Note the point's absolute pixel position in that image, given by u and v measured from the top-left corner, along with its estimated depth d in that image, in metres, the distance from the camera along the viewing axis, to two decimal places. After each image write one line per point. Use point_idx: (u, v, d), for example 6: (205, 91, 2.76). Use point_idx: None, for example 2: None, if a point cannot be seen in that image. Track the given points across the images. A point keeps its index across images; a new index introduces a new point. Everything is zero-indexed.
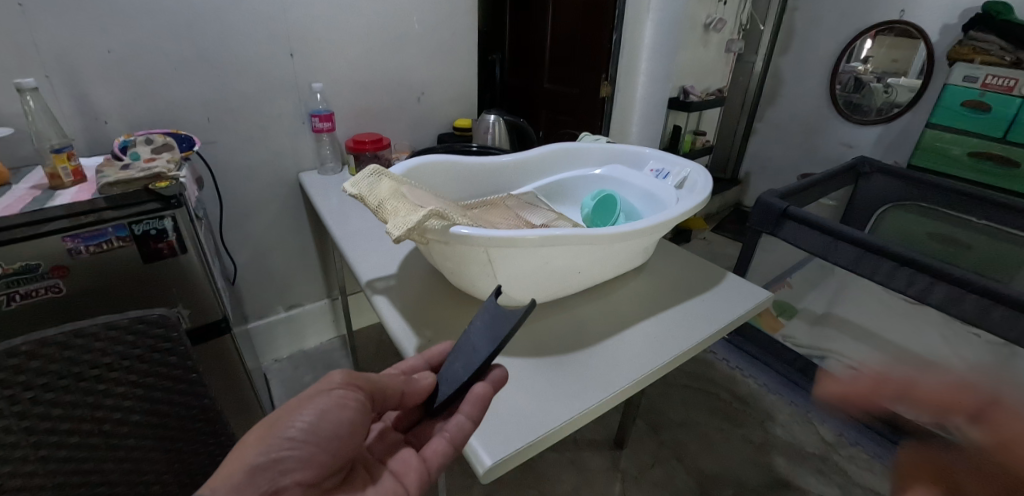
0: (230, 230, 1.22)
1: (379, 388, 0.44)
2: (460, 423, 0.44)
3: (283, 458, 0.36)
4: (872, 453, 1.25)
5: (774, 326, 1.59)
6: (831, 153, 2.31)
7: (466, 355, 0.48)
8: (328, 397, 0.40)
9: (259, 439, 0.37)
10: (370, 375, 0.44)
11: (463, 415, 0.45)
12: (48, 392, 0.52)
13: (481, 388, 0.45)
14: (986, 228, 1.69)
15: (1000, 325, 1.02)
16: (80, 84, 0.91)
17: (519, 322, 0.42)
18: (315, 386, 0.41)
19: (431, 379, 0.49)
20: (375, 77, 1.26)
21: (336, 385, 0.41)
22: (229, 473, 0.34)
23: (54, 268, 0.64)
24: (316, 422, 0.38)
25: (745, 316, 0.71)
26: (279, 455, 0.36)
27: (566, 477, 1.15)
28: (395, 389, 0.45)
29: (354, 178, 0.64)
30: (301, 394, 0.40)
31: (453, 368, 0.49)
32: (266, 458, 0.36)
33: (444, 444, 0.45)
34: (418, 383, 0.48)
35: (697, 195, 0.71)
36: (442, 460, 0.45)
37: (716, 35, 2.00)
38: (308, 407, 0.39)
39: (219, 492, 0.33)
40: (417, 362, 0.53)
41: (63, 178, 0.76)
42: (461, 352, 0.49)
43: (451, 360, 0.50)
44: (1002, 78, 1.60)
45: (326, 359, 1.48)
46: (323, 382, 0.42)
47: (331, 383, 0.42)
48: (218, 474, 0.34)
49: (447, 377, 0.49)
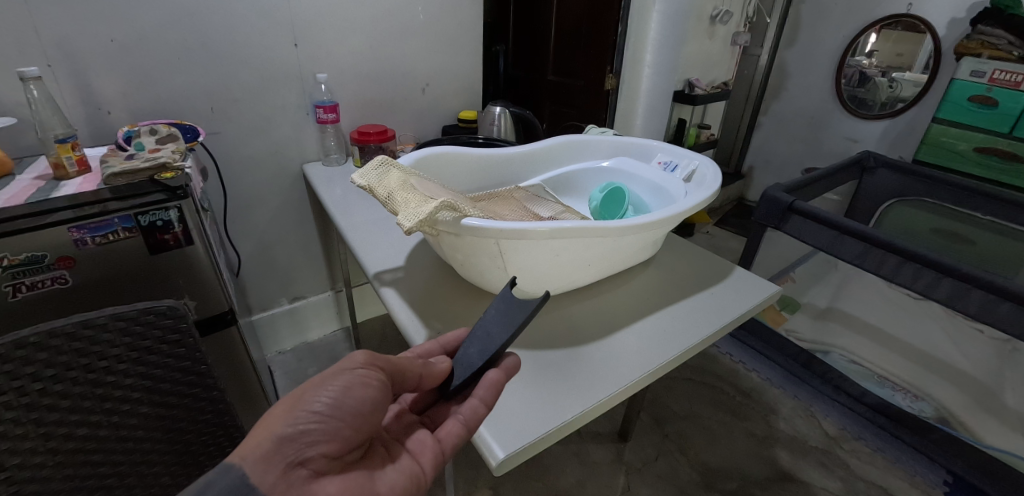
0: (235, 222, 1.21)
1: (398, 369, 0.44)
2: (474, 406, 0.45)
3: (309, 430, 0.36)
4: (875, 446, 1.26)
5: (777, 320, 1.58)
6: (835, 147, 2.31)
7: (481, 341, 0.49)
8: (350, 375, 0.40)
9: (286, 411, 0.37)
10: (390, 357, 0.44)
11: (477, 399, 0.45)
12: (56, 384, 0.52)
13: (494, 374, 0.46)
14: (990, 224, 1.69)
15: (1005, 320, 1.02)
16: (83, 73, 0.90)
17: (534, 311, 0.44)
18: (337, 364, 0.40)
19: (446, 364, 0.49)
20: (380, 68, 1.25)
21: (359, 365, 0.41)
22: (257, 443, 0.35)
23: (59, 259, 0.64)
24: (340, 398, 0.38)
25: (753, 311, 0.71)
26: (304, 428, 0.36)
27: (571, 469, 1.16)
28: (413, 371, 0.45)
29: (362, 169, 0.64)
30: (325, 369, 0.40)
31: (467, 354, 0.49)
32: (293, 430, 0.36)
33: (458, 427, 0.44)
34: (435, 366, 0.48)
35: (707, 189, 0.70)
36: (455, 442, 0.44)
37: (721, 27, 1.98)
38: (331, 383, 0.39)
39: (250, 460, 0.34)
40: (430, 347, 0.53)
41: (68, 168, 0.76)
42: (474, 338, 0.50)
43: (465, 345, 0.51)
44: (1009, 73, 1.59)
45: (330, 351, 1.49)
46: (345, 361, 0.41)
47: (353, 362, 0.41)
48: (247, 443, 0.35)
49: (461, 362, 0.49)
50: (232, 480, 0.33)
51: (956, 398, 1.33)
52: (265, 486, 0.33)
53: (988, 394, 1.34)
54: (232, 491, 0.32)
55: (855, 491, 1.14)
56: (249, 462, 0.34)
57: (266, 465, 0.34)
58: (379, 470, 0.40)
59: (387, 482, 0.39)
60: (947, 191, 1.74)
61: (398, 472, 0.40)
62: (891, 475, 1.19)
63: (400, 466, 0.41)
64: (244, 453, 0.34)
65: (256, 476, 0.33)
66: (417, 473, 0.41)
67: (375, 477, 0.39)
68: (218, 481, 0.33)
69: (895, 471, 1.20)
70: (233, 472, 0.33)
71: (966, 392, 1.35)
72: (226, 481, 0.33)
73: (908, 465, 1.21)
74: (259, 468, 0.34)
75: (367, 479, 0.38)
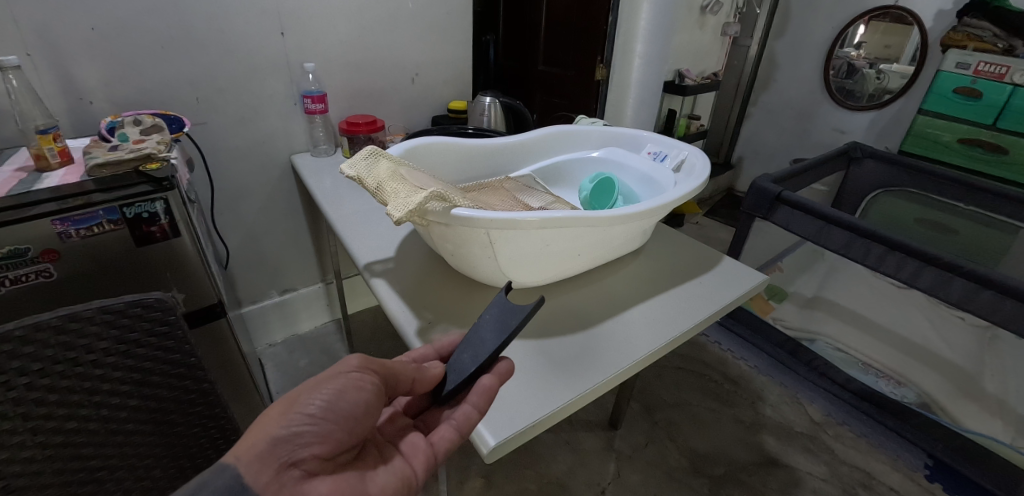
0: (222, 213, 1.20)
1: (393, 373, 0.44)
2: (467, 413, 0.45)
3: (302, 432, 0.37)
4: (859, 432, 1.29)
5: (765, 309, 1.61)
6: (823, 138, 2.33)
7: (474, 347, 0.48)
8: (344, 379, 0.41)
9: (281, 413, 0.37)
10: (384, 360, 0.44)
11: (470, 406, 0.45)
12: (42, 378, 0.51)
13: (488, 380, 0.46)
14: (973, 214, 1.73)
15: (986, 309, 1.04)
16: (64, 61, 0.88)
17: (530, 314, 0.45)
18: (332, 368, 0.41)
19: (440, 369, 0.49)
20: (368, 57, 1.24)
21: (353, 368, 0.42)
22: (253, 443, 0.35)
23: (43, 252, 0.63)
24: (333, 401, 0.39)
25: (740, 300, 0.72)
26: (299, 429, 0.37)
27: (561, 458, 1.17)
28: (406, 375, 0.45)
29: (351, 159, 0.63)
30: (321, 372, 0.40)
31: (460, 360, 0.49)
32: (287, 431, 0.36)
33: (451, 432, 0.45)
34: (428, 371, 0.48)
35: (695, 180, 0.71)
36: (447, 446, 0.45)
37: (712, 18, 1.98)
38: (326, 386, 0.39)
39: (245, 459, 0.34)
40: (425, 352, 0.53)
41: (50, 159, 0.74)
42: (468, 344, 0.49)
43: (459, 351, 0.50)
44: (994, 65, 1.62)
45: (321, 344, 1.48)
46: (341, 365, 0.42)
47: (348, 365, 0.42)
48: (243, 442, 0.35)
49: (454, 368, 0.48)
50: (227, 480, 0.33)
51: (938, 384, 1.37)
52: (259, 485, 0.34)
53: (968, 380, 1.37)
54: (228, 490, 0.32)
55: (839, 474, 1.17)
56: (244, 462, 0.34)
57: (261, 466, 0.35)
58: (372, 471, 0.41)
59: (378, 482, 0.40)
60: (931, 181, 1.77)
61: (391, 474, 0.41)
62: (874, 459, 1.22)
63: (392, 468, 0.42)
64: (239, 452, 0.35)
65: (250, 475, 0.34)
66: (408, 474, 0.42)
67: (367, 479, 0.39)
68: (213, 480, 0.33)
69: (879, 455, 1.23)
70: (229, 472, 0.34)
71: (948, 378, 1.38)
72: (222, 480, 0.33)
73: (891, 449, 1.24)
74: (253, 468, 0.34)
75: (360, 479, 0.39)
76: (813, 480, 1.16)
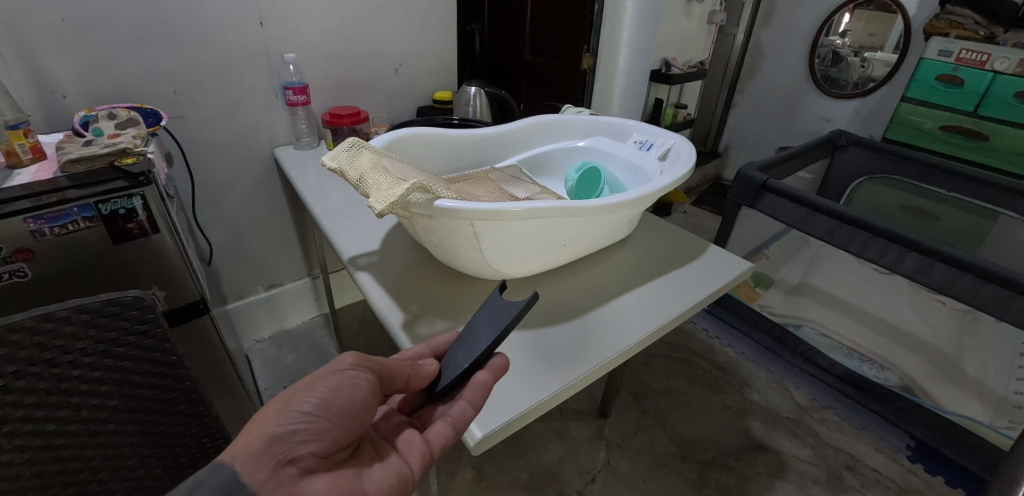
0: (204, 209, 1.18)
1: (387, 371, 0.44)
2: (462, 408, 0.45)
3: (298, 430, 0.36)
4: (843, 415, 1.32)
5: (751, 295, 1.63)
6: (809, 126, 2.34)
7: (467, 344, 0.48)
8: (339, 377, 0.40)
9: (277, 411, 0.37)
10: (379, 357, 0.43)
11: (465, 401, 0.45)
12: (19, 380, 0.49)
13: (482, 376, 0.46)
14: (953, 200, 1.76)
15: (965, 294, 1.06)
16: (33, 54, 0.85)
17: (524, 309, 0.44)
18: (327, 366, 0.41)
19: (433, 366, 0.48)
20: (350, 47, 1.21)
21: (348, 366, 0.41)
22: (249, 442, 0.35)
23: (16, 252, 0.61)
24: (330, 399, 0.38)
25: (726, 287, 0.72)
26: (293, 427, 0.36)
27: (551, 447, 1.18)
28: (401, 372, 0.45)
29: (333, 151, 0.62)
30: (314, 370, 0.40)
31: (453, 356, 0.48)
32: (283, 430, 0.36)
33: (446, 428, 0.45)
34: (423, 368, 0.47)
35: (681, 167, 0.70)
36: (443, 442, 0.45)
37: (699, 6, 1.98)
38: (321, 384, 0.39)
39: (241, 457, 0.34)
40: (420, 350, 0.52)
41: (22, 155, 0.72)
42: (462, 341, 0.49)
43: (453, 348, 0.50)
44: (975, 53, 1.63)
45: (309, 339, 1.47)
46: (334, 363, 0.41)
47: (343, 363, 0.41)
48: (240, 440, 0.35)
49: (449, 365, 0.48)
50: (225, 477, 0.33)
51: (919, 366, 1.40)
52: (255, 483, 0.33)
53: (948, 361, 1.40)
54: (223, 489, 0.32)
55: (825, 457, 1.20)
56: (241, 460, 0.34)
57: (256, 463, 0.34)
58: (368, 468, 0.40)
59: (375, 480, 0.39)
60: (914, 169, 1.79)
61: (386, 470, 0.41)
62: (859, 442, 1.24)
63: (388, 465, 0.41)
64: (235, 450, 0.34)
65: (247, 473, 0.33)
66: (404, 471, 0.42)
67: (363, 475, 0.39)
68: (209, 479, 0.33)
69: (863, 438, 1.26)
70: (225, 470, 0.33)
71: (929, 361, 1.41)
72: (218, 479, 0.33)
73: (874, 432, 1.27)
74: (250, 466, 0.34)
75: (355, 477, 0.38)
76: (798, 463, 1.18)
